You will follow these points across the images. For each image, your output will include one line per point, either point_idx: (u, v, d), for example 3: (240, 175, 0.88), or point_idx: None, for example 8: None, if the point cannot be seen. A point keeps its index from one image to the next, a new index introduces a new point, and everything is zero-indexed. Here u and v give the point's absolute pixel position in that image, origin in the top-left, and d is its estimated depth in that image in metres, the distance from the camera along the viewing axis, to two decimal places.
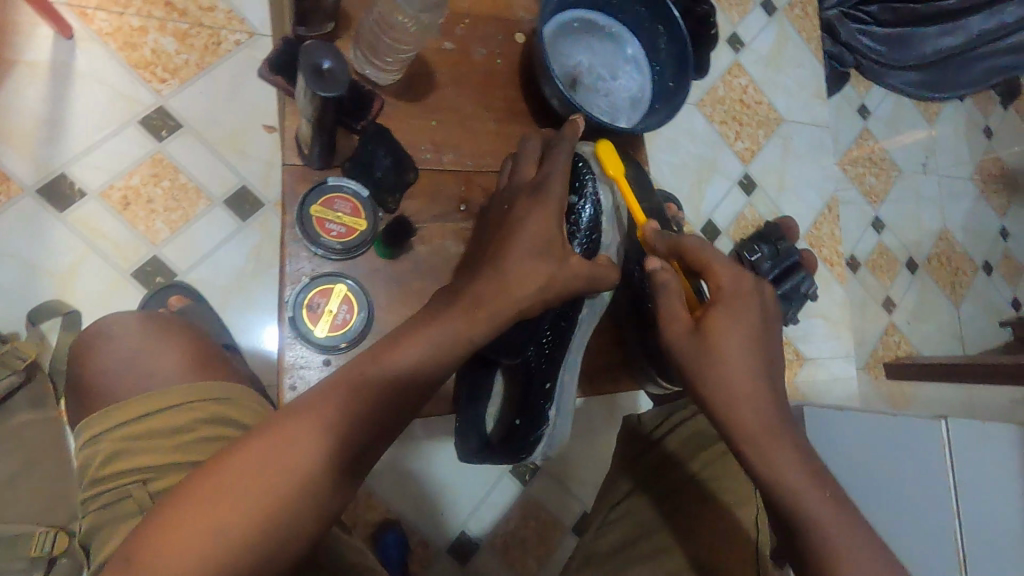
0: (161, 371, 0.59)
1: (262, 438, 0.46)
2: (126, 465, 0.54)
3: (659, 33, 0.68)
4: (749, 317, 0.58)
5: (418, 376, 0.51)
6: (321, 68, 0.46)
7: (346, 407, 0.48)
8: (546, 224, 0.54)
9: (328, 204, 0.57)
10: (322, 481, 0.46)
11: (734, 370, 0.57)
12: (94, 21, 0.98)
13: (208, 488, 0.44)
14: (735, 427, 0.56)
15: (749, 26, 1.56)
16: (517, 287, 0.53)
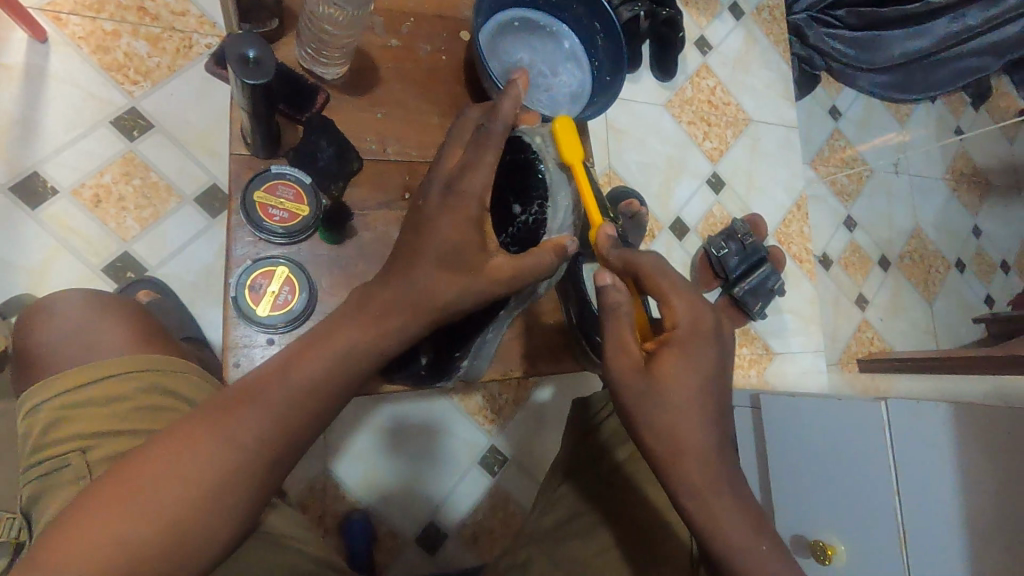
0: (107, 344, 0.62)
1: (171, 443, 0.44)
2: (64, 433, 0.55)
3: (597, 30, 0.71)
4: (698, 371, 0.55)
5: (342, 380, 0.50)
6: (247, 57, 0.49)
7: (263, 412, 0.46)
8: (456, 230, 0.51)
9: (271, 190, 0.60)
10: (237, 485, 0.45)
11: (684, 416, 0.54)
12: (68, 26, 1.01)
13: (111, 496, 0.42)
14: (676, 476, 0.54)
15: (717, 29, 1.60)
16: (441, 285, 0.51)
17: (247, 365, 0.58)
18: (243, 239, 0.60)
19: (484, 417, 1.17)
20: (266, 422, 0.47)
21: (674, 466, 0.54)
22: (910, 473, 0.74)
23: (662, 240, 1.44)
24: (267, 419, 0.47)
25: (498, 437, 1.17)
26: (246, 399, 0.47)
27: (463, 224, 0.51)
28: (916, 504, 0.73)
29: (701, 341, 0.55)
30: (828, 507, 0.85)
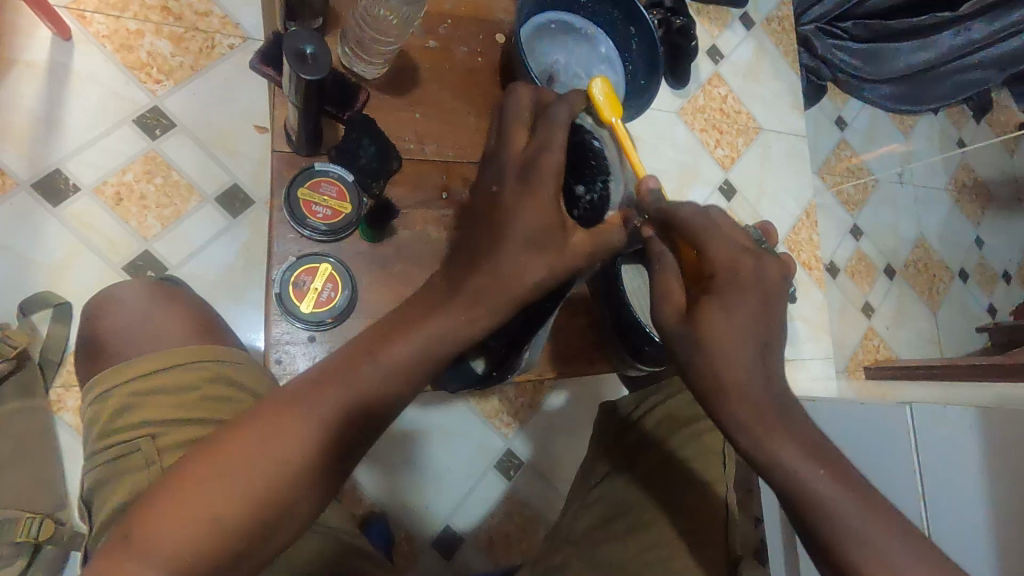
0: (169, 333, 0.61)
1: (255, 427, 0.46)
2: (134, 419, 0.55)
3: (631, 33, 0.73)
4: (745, 303, 0.52)
5: (414, 374, 0.51)
6: (303, 52, 0.49)
7: (340, 400, 0.48)
8: (541, 211, 0.51)
9: (315, 187, 0.60)
10: (314, 469, 0.47)
11: (728, 348, 0.52)
12: (92, 24, 1.01)
13: (200, 477, 0.44)
14: (725, 411, 0.52)
15: (728, 39, 1.62)
16: (515, 266, 0.52)
17: (288, 362, 0.59)
18: (285, 236, 0.60)
19: (500, 421, 1.17)
20: (343, 410, 0.48)
21: (722, 400, 0.52)
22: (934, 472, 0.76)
23: None
24: (343, 406, 0.48)
25: (515, 441, 1.17)
26: (325, 386, 0.48)
27: (539, 215, 0.51)
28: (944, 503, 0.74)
29: (745, 284, 0.52)
30: None
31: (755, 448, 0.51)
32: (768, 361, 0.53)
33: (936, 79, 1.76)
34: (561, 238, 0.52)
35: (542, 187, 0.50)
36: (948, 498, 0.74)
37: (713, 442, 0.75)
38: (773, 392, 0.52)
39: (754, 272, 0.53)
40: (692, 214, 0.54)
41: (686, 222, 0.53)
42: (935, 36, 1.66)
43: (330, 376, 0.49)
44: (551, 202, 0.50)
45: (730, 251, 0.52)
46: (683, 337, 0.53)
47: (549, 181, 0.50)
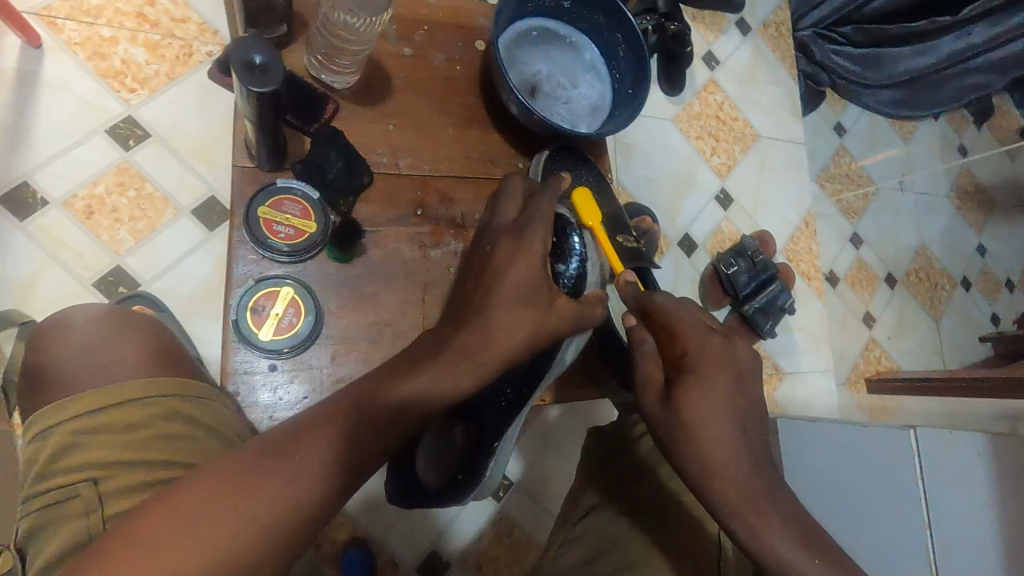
0: (118, 362, 0.57)
1: (228, 476, 0.42)
2: (73, 461, 0.51)
3: (618, 40, 0.68)
4: (718, 393, 0.57)
5: (401, 422, 0.50)
6: (252, 62, 0.45)
7: (321, 449, 0.46)
8: (526, 267, 0.54)
9: (276, 205, 0.56)
10: (289, 523, 0.43)
11: (719, 441, 0.56)
12: (64, 31, 0.98)
13: (173, 511, 0.40)
14: (721, 499, 0.55)
15: (723, 45, 1.59)
16: (498, 323, 0.53)
17: (246, 394, 0.55)
18: (244, 257, 0.56)
19: None
20: (327, 460, 0.46)
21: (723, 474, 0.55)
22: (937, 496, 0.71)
23: (670, 257, 1.41)
24: (327, 459, 0.46)
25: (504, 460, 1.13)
26: (306, 434, 0.46)
27: (527, 276, 0.54)
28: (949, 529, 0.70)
29: (716, 363, 0.58)
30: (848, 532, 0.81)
31: (746, 532, 0.54)
32: (749, 436, 0.57)
33: (935, 83, 1.73)
34: (547, 297, 0.54)
35: (530, 243, 0.55)
36: (953, 526, 0.69)
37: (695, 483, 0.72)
38: (761, 473, 0.56)
39: (726, 359, 0.59)
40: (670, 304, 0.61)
41: (659, 306, 0.62)
42: (934, 42, 1.60)
43: (314, 426, 0.46)
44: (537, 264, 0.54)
45: (699, 332, 0.60)
46: (667, 420, 0.58)
47: (535, 241, 0.55)
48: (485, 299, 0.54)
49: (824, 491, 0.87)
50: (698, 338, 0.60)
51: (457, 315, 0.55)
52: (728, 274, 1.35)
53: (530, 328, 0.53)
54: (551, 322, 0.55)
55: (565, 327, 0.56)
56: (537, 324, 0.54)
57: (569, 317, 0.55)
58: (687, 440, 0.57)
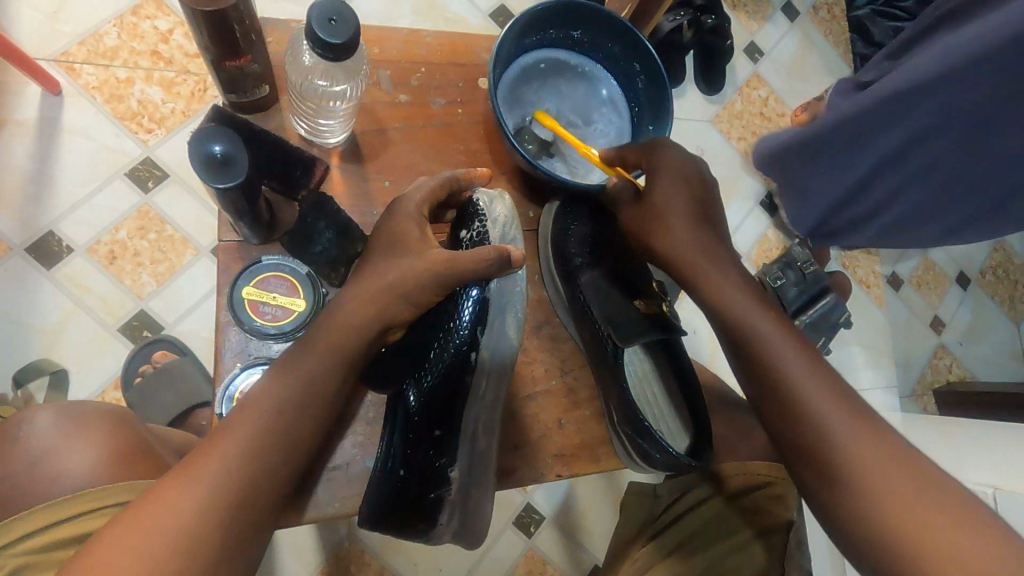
0: (75, 469, 0.52)
1: (141, 507, 0.41)
2: None
3: (636, 71, 0.61)
4: (758, 304, 0.55)
5: (310, 387, 0.49)
6: (213, 153, 0.41)
7: (232, 454, 0.45)
8: (398, 225, 0.51)
9: (262, 284, 0.52)
10: (239, 507, 0.44)
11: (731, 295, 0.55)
12: (81, 76, 0.98)
13: (114, 535, 0.40)
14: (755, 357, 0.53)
15: (768, 33, 1.46)
16: (392, 300, 0.50)
17: None
18: (231, 340, 0.52)
19: None
20: (254, 439, 0.46)
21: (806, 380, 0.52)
22: None
23: None
24: (241, 452, 0.46)
25: (536, 495, 1.09)
26: (214, 444, 0.46)
27: (397, 232, 0.51)
28: None
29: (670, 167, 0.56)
30: None
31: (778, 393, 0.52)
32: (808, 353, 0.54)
33: None
34: (420, 246, 0.51)
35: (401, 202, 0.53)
36: None
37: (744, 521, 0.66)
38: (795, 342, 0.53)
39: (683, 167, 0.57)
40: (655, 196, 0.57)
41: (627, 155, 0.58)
42: None
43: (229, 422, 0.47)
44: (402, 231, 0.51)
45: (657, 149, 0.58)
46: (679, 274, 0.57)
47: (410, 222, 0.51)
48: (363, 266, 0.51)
49: None
50: (693, 240, 0.56)
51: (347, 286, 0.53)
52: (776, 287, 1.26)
53: (401, 280, 0.49)
54: (421, 276, 0.49)
55: (441, 274, 0.48)
56: (407, 274, 0.49)
57: (441, 261, 0.48)
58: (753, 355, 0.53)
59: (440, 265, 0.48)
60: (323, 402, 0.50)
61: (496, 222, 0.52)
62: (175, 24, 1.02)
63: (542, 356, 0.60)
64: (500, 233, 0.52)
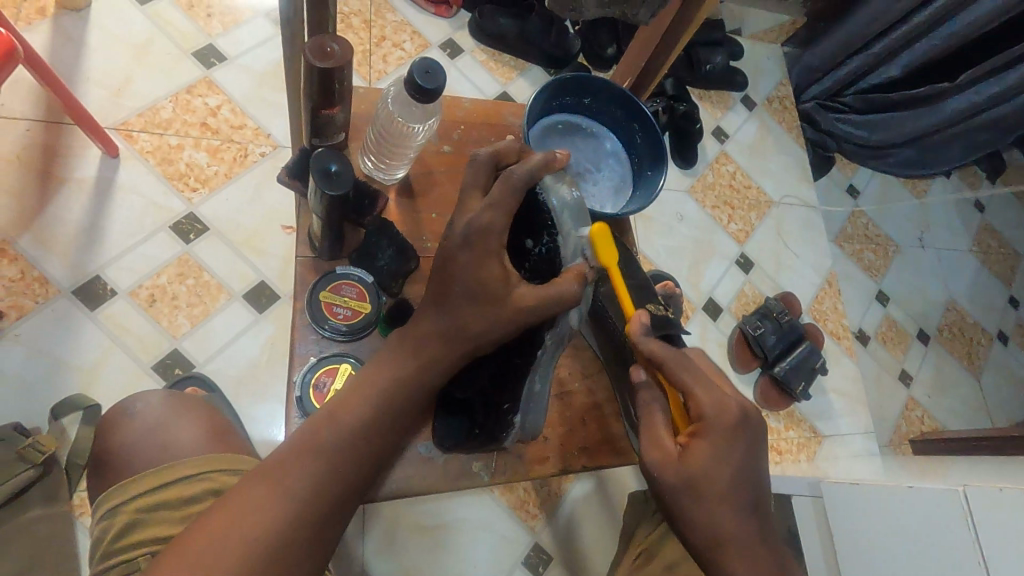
0: (181, 442, 0.65)
1: (237, 501, 0.50)
2: (136, 536, 0.59)
3: (635, 128, 0.75)
4: (741, 524, 0.55)
5: (395, 403, 0.56)
6: (328, 170, 0.54)
7: (309, 469, 0.52)
8: (482, 267, 0.55)
9: (336, 289, 0.62)
10: (319, 506, 0.52)
11: (723, 519, 0.55)
12: (138, 142, 1.10)
13: (219, 519, 0.49)
14: (720, 564, 0.55)
15: (731, 120, 1.69)
16: (476, 322, 0.56)
17: None
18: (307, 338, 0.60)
19: (527, 511, 1.12)
20: (341, 445, 0.53)
21: (720, 560, 0.54)
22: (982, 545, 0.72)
23: (696, 322, 1.43)
24: (326, 459, 0.52)
25: (543, 533, 1.12)
26: (297, 452, 0.52)
27: (478, 269, 0.55)
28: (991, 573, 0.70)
29: (729, 429, 0.56)
30: None
31: None
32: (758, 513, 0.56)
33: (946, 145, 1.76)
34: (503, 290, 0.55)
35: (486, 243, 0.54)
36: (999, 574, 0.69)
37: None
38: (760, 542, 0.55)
39: (739, 422, 0.56)
40: (673, 355, 0.59)
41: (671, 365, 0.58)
42: (940, 104, 1.65)
43: (322, 425, 0.54)
44: (490, 257, 0.55)
45: (707, 388, 0.57)
46: (683, 488, 0.55)
47: (491, 237, 0.54)
48: (449, 291, 0.56)
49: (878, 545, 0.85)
50: (703, 472, 0.55)
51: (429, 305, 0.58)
52: (756, 336, 1.39)
53: (492, 322, 0.55)
54: (506, 318, 0.55)
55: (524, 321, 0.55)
56: (493, 317, 0.55)
57: (527, 310, 0.54)
58: (669, 513, 0.57)
59: (526, 311, 0.54)
60: (402, 420, 0.57)
61: (569, 239, 0.54)
62: (223, 101, 1.17)
63: (566, 361, 0.70)
64: (571, 250, 0.54)
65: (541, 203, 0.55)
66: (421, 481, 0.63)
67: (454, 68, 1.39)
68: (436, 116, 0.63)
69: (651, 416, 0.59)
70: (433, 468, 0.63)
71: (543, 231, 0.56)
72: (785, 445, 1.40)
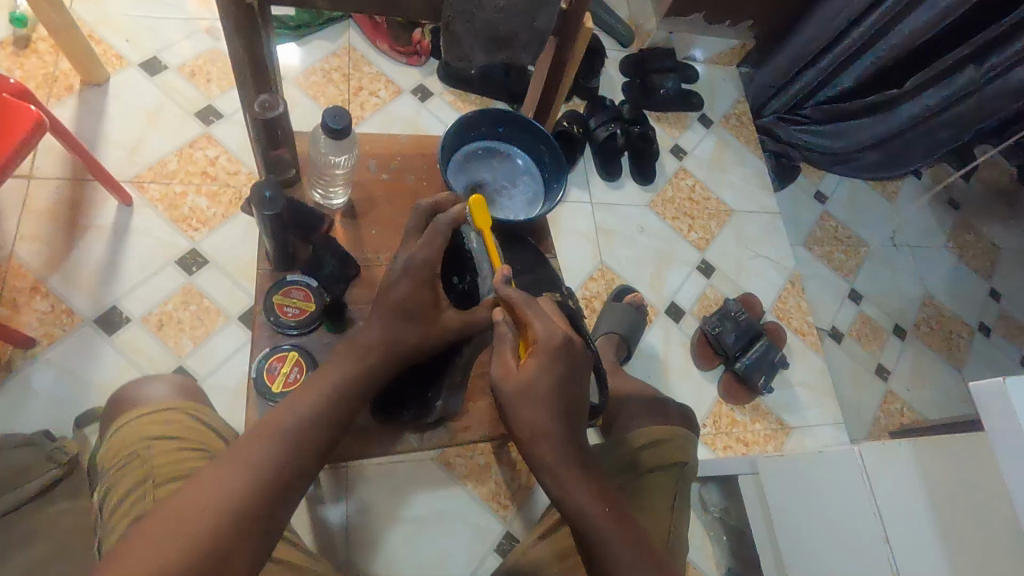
0: (165, 396, 0.88)
1: (202, 478, 0.57)
2: (130, 442, 0.77)
3: (542, 149, 0.90)
4: (563, 429, 0.66)
5: (339, 397, 0.66)
6: (264, 196, 0.69)
7: (265, 447, 0.60)
8: (414, 292, 0.71)
9: (286, 293, 0.76)
10: (273, 481, 0.59)
11: (544, 416, 0.66)
12: (148, 192, 1.29)
13: (188, 491, 0.56)
14: (539, 460, 0.66)
15: (689, 138, 1.82)
16: (411, 334, 0.70)
17: None
18: (265, 333, 0.75)
19: (498, 502, 1.22)
20: (293, 430, 0.62)
21: (538, 444, 0.66)
22: (886, 499, 0.90)
23: (660, 325, 1.53)
24: (281, 441, 0.61)
25: (514, 522, 1.21)
26: (255, 436, 0.61)
27: (414, 294, 0.71)
28: (902, 523, 0.88)
29: (556, 352, 0.68)
30: (829, 542, 0.96)
31: (558, 490, 0.65)
32: (571, 416, 0.68)
33: (909, 146, 1.79)
34: (431, 312, 0.71)
35: (416, 271, 0.71)
36: (905, 521, 0.88)
37: (668, 481, 0.87)
38: (577, 445, 0.67)
39: (567, 347, 0.69)
40: (522, 297, 0.71)
41: (517, 301, 0.71)
42: (894, 109, 1.72)
43: (276, 414, 0.63)
44: (424, 285, 0.72)
45: (542, 318, 0.69)
46: (512, 395, 0.67)
47: (428, 270, 0.72)
48: (389, 309, 0.70)
49: (806, 513, 1.01)
50: (532, 381, 0.67)
51: (371, 321, 0.72)
52: (716, 335, 1.48)
53: (420, 335, 0.71)
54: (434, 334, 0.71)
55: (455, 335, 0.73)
56: (424, 333, 0.71)
57: (453, 326, 0.72)
58: (504, 413, 0.69)
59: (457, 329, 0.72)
60: (347, 414, 0.67)
61: (484, 276, 0.77)
62: (221, 152, 1.35)
63: (485, 346, 0.84)
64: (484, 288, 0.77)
65: (464, 246, 0.77)
66: (361, 448, 0.75)
67: (425, 110, 1.56)
68: (356, 146, 0.77)
69: (501, 338, 0.71)
70: (370, 437, 0.76)
71: (466, 271, 0.78)
72: (752, 437, 1.47)
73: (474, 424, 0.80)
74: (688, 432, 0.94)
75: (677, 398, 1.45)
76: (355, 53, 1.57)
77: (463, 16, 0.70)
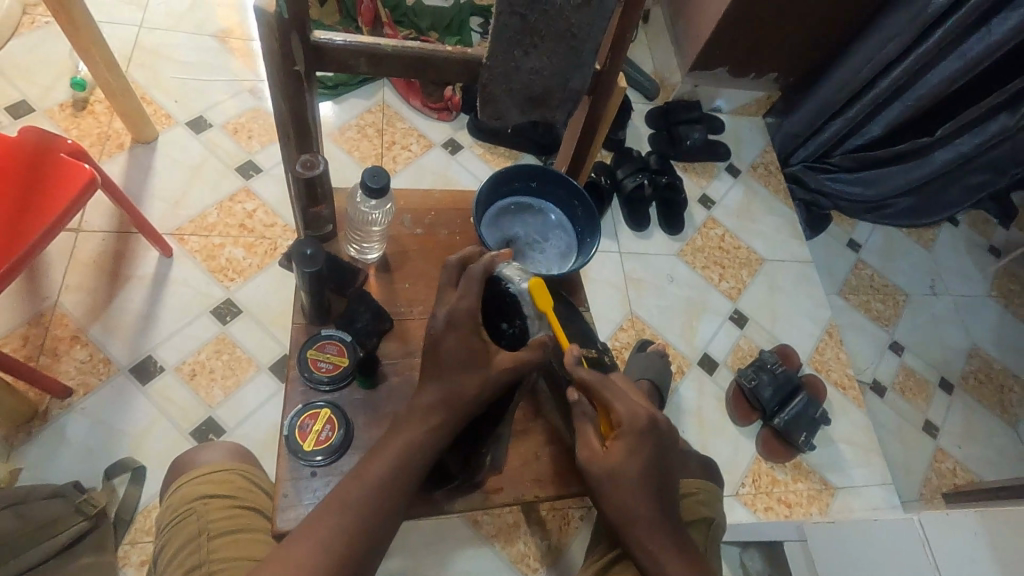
0: (216, 457, 0.88)
1: (280, 560, 0.58)
2: (183, 502, 0.78)
3: (575, 203, 0.91)
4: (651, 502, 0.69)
5: (405, 467, 0.64)
6: (305, 253, 0.70)
7: (338, 523, 0.60)
8: (468, 344, 0.67)
9: (320, 348, 0.76)
10: (349, 558, 0.60)
11: (632, 494, 0.68)
12: (188, 243, 1.33)
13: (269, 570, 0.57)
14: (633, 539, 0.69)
15: (717, 187, 1.82)
16: (469, 388, 0.66)
17: (292, 496, 0.69)
18: (299, 388, 0.74)
19: (527, 565, 1.17)
20: (368, 506, 0.62)
21: (628, 535, 0.69)
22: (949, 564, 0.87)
23: (693, 377, 1.49)
24: (355, 517, 0.61)
25: None
26: (330, 512, 0.61)
27: (460, 344, 0.67)
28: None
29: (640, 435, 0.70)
30: None
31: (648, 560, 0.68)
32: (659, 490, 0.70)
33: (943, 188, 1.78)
34: (484, 356, 0.67)
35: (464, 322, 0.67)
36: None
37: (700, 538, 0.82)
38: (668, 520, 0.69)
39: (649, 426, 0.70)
40: (597, 377, 0.72)
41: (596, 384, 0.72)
42: (927, 156, 1.70)
43: (349, 487, 0.63)
44: (472, 334, 0.67)
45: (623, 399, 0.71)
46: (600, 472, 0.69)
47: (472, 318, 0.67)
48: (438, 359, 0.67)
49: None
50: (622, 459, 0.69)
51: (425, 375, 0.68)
52: (752, 389, 1.43)
53: (478, 388, 0.67)
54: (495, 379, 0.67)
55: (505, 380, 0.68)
56: (483, 382, 0.67)
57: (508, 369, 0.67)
58: (597, 500, 0.71)
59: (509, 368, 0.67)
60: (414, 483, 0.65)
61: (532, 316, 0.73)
62: (258, 206, 1.40)
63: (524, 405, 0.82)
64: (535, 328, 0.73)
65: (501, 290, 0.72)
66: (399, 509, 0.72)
67: (455, 163, 1.60)
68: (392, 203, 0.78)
69: (583, 421, 0.73)
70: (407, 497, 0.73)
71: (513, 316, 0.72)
72: (795, 498, 1.39)
73: (507, 484, 0.77)
74: (718, 487, 0.89)
75: (714, 455, 1.39)
76: (389, 110, 1.63)
77: (500, 79, 0.72)
